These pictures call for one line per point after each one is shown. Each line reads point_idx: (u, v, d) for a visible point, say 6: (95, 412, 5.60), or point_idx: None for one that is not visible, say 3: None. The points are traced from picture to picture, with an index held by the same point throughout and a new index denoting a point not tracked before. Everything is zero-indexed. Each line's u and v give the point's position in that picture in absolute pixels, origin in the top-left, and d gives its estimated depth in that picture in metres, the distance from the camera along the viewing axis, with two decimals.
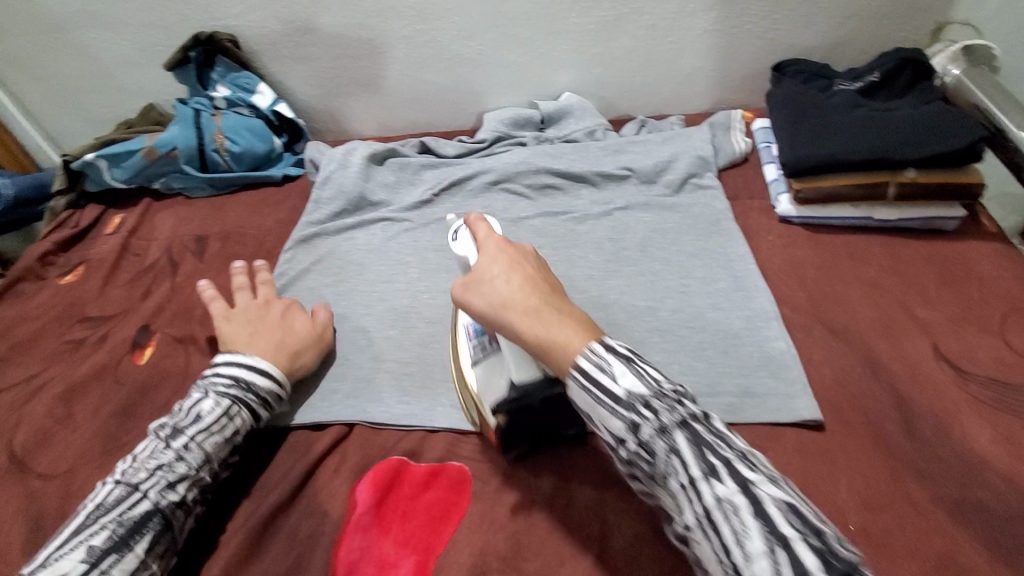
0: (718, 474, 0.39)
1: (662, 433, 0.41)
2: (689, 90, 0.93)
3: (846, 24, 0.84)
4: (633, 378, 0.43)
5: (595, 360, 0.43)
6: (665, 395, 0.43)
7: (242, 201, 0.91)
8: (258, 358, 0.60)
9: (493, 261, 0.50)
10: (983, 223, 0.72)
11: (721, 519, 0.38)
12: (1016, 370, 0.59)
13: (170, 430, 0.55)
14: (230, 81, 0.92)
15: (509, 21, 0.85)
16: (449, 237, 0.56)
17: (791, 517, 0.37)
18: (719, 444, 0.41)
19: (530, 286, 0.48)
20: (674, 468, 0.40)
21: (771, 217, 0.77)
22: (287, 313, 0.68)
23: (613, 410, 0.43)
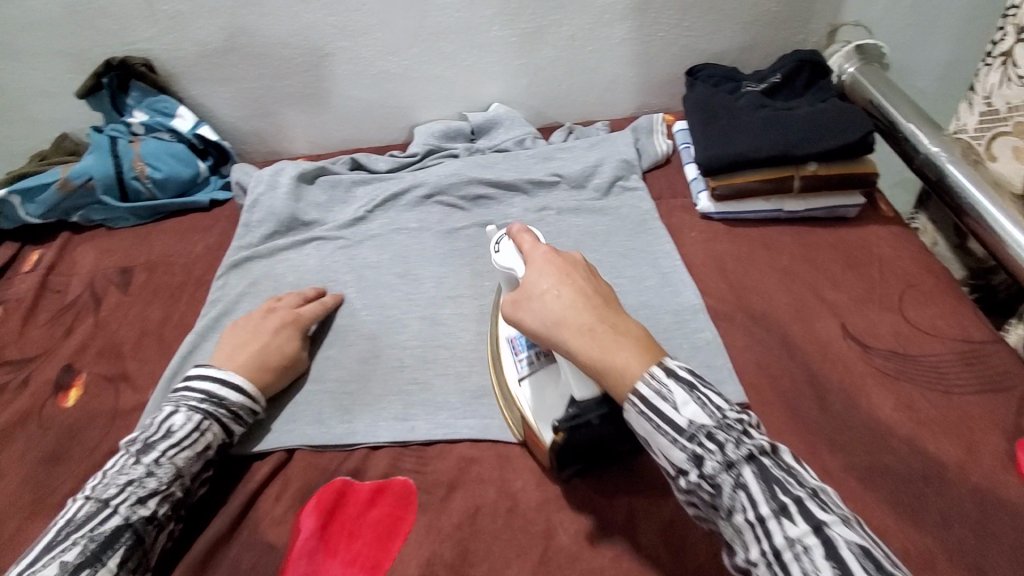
0: (787, 511, 0.40)
1: (729, 467, 0.43)
2: (613, 96, 0.97)
3: (750, 30, 0.90)
4: (695, 407, 0.45)
5: (654, 387, 0.45)
6: (731, 429, 0.44)
7: (168, 229, 0.88)
8: (232, 373, 0.60)
9: (542, 276, 0.52)
10: (881, 208, 0.78)
11: (791, 559, 0.39)
12: (914, 343, 0.65)
13: (140, 445, 0.54)
14: (146, 106, 0.88)
15: (433, 36, 0.86)
16: (492, 250, 0.57)
17: (864, 560, 0.38)
18: (789, 481, 0.42)
19: (582, 303, 0.50)
20: (740, 502, 0.42)
21: (693, 214, 0.81)
22: (278, 331, 0.66)
23: (674, 441, 0.44)
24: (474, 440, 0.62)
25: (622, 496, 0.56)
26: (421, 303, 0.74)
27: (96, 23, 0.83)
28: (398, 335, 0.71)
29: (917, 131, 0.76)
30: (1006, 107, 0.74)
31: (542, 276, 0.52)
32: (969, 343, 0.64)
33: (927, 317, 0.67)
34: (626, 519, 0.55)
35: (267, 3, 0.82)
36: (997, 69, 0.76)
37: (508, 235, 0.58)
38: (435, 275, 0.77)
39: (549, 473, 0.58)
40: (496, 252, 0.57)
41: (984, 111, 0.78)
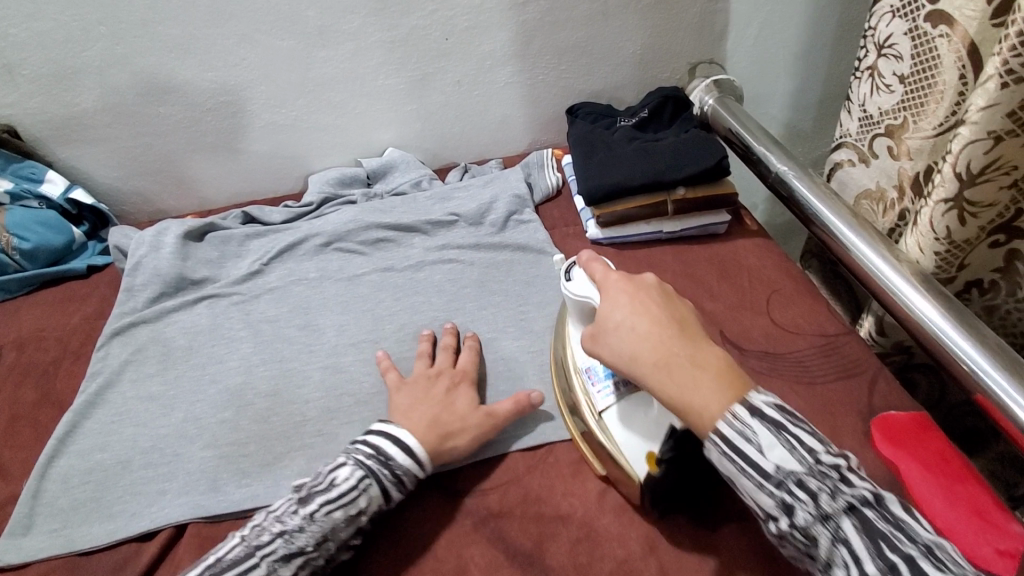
0: (896, 568, 0.38)
1: (826, 520, 0.41)
2: (504, 136, 1.02)
3: (620, 69, 0.98)
4: (782, 452, 0.42)
5: (736, 427, 0.43)
6: (819, 482, 0.41)
7: (40, 302, 0.82)
8: (404, 430, 0.58)
9: (616, 307, 0.51)
10: (746, 223, 0.87)
11: None
12: (782, 342, 0.72)
13: (303, 494, 0.54)
14: (11, 172, 0.83)
15: (319, 87, 0.88)
16: (563, 280, 0.60)
17: None
18: (893, 533, 0.39)
19: (657, 331, 0.48)
20: (840, 555, 0.40)
21: (585, 241, 0.86)
22: (452, 389, 0.64)
23: (761, 486, 0.42)
24: None
25: (530, 522, 0.57)
26: (322, 354, 0.73)
27: None
28: (298, 390, 0.69)
29: (767, 152, 0.86)
30: (879, 114, 0.73)
31: (623, 311, 0.50)
32: (825, 336, 0.72)
33: (790, 317, 0.74)
34: (535, 545, 0.56)
35: (139, 61, 0.80)
36: (865, 80, 0.74)
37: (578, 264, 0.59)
38: (336, 323, 0.76)
39: (458, 509, 0.59)
40: (567, 281, 0.59)
41: (861, 118, 0.76)
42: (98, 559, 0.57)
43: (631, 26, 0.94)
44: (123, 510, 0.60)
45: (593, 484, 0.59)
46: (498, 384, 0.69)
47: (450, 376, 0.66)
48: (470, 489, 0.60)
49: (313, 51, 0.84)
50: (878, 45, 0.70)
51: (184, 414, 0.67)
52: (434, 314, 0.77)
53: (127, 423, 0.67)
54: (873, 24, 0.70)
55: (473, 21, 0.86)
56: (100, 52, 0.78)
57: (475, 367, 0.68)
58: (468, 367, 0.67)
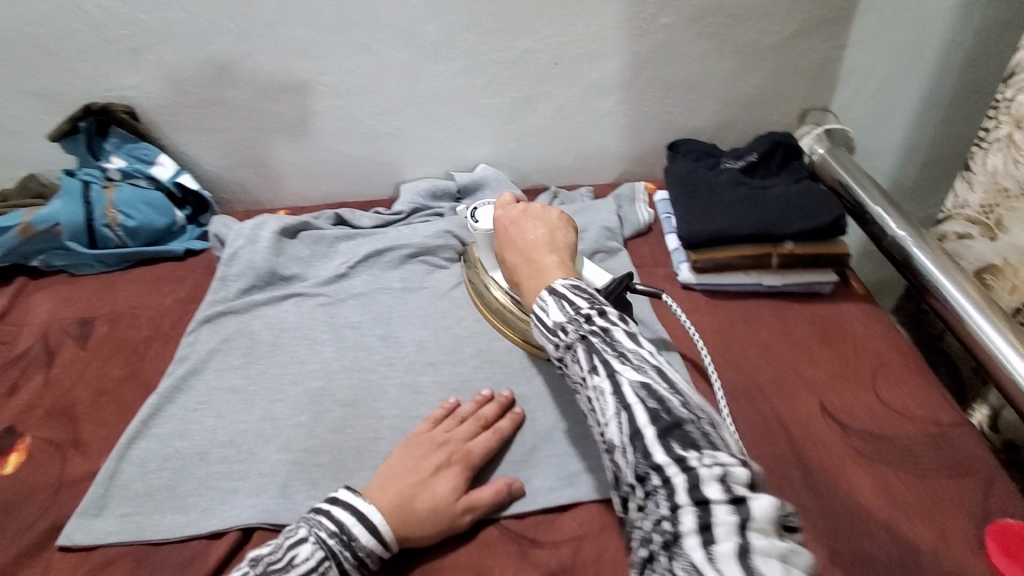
0: (599, 371, 0.48)
1: (569, 348, 0.50)
2: (597, 164, 0.99)
3: (726, 109, 0.95)
4: (557, 311, 0.52)
5: (541, 304, 0.53)
6: (574, 323, 0.50)
7: (135, 279, 0.84)
8: (376, 512, 0.53)
9: (502, 230, 0.66)
10: (852, 285, 0.82)
11: (598, 403, 0.47)
12: (890, 424, 0.66)
13: (260, 571, 0.50)
14: (126, 152, 0.86)
15: (425, 99, 0.88)
16: (471, 220, 0.74)
17: (643, 393, 0.45)
18: (609, 350, 0.48)
19: (527, 244, 0.62)
20: (576, 371, 0.50)
21: (674, 284, 0.82)
22: (445, 466, 0.57)
23: (544, 337, 0.53)
24: None
25: None
26: (400, 369, 0.72)
27: (74, 67, 0.81)
28: (375, 403, 0.68)
29: (884, 214, 0.80)
30: (1017, 189, 0.67)
31: (500, 230, 0.66)
32: (938, 425, 0.66)
33: (898, 397, 0.68)
34: None
35: (260, 59, 0.82)
36: (995, 152, 0.68)
37: (482, 208, 0.74)
38: (416, 339, 0.75)
39: (530, 559, 0.55)
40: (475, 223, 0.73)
41: (988, 191, 0.70)
42: (166, 552, 0.57)
43: (745, 67, 0.90)
44: (196, 504, 0.59)
45: None
46: (576, 426, 0.66)
47: (451, 451, 0.59)
48: (542, 540, 0.57)
49: (425, 65, 0.85)
50: (1015, 118, 0.65)
51: (263, 413, 0.67)
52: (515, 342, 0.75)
53: (208, 413, 0.67)
54: (1010, 95, 0.65)
55: (585, 48, 0.85)
56: (226, 48, 0.81)
57: (488, 449, 0.61)
58: (473, 447, 0.60)
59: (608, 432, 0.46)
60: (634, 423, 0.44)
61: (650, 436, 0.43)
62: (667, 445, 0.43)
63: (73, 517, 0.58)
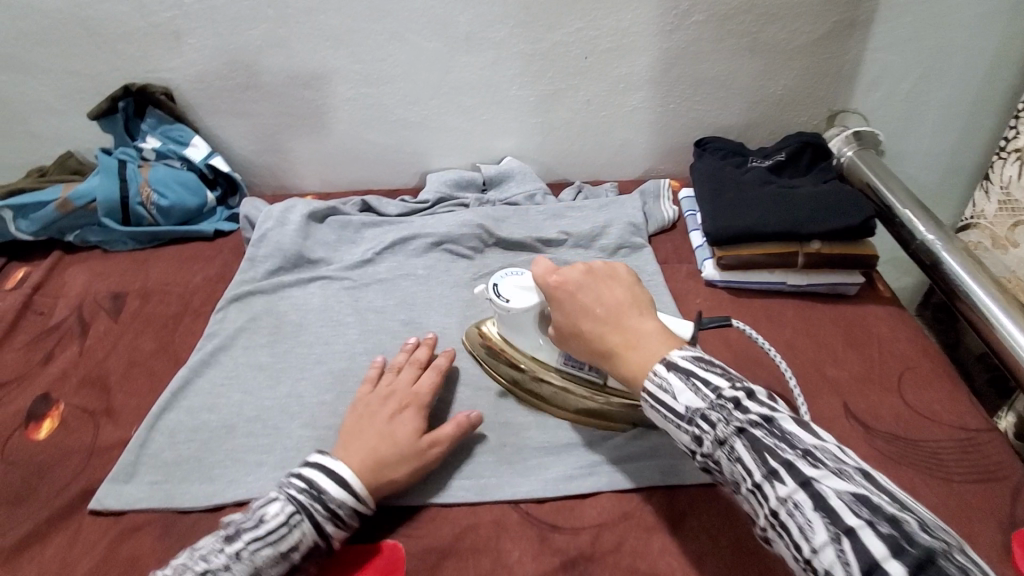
0: (779, 476, 0.40)
1: (720, 443, 0.43)
2: (622, 160, 0.99)
3: (755, 109, 0.94)
4: (690, 393, 0.45)
5: (656, 382, 0.47)
6: (726, 412, 0.43)
7: (166, 257, 0.86)
8: (340, 463, 0.55)
9: (569, 303, 0.54)
10: (879, 288, 0.81)
11: (787, 518, 0.38)
12: (915, 428, 0.65)
13: (231, 530, 0.51)
14: (161, 133, 0.88)
15: (454, 90, 0.89)
16: (499, 304, 0.63)
17: (858, 507, 0.36)
18: (782, 445, 0.40)
19: (611, 311, 0.52)
20: (739, 473, 0.42)
21: (698, 280, 0.81)
22: (397, 414, 0.59)
23: (679, 427, 0.45)
24: (471, 505, 0.58)
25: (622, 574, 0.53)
26: None
27: (115, 47, 0.83)
28: None
29: (913, 218, 0.79)
30: None
31: (566, 303, 0.55)
32: (965, 431, 0.65)
33: (924, 402, 0.68)
34: None
35: (295, 45, 0.83)
36: None
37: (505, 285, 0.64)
38: (439, 325, 0.76)
39: (549, 544, 0.55)
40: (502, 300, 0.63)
41: None
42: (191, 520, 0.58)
43: (776, 67, 0.90)
44: (222, 474, 0.60)
45: (695, 548, 0.55)
46: None
47: (398, 399, 0.61)
48: (562, 526, 0.57)
49: (456, 55, 0.85)
50: None
51: (288, 391, 0.68)
52: None
53: (235, 388, 0.68)
54: None
55: (616, 43, 0.86)
56: (263, 33, 0.82)
57: (433, 387, 0.63)
58: (420, 388, 0.63)
59: (819, 560, 0.36)
60: (864, 550, 0.35)
61: (893, 568, 0.33)
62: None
63: (103, 481, 0.60)
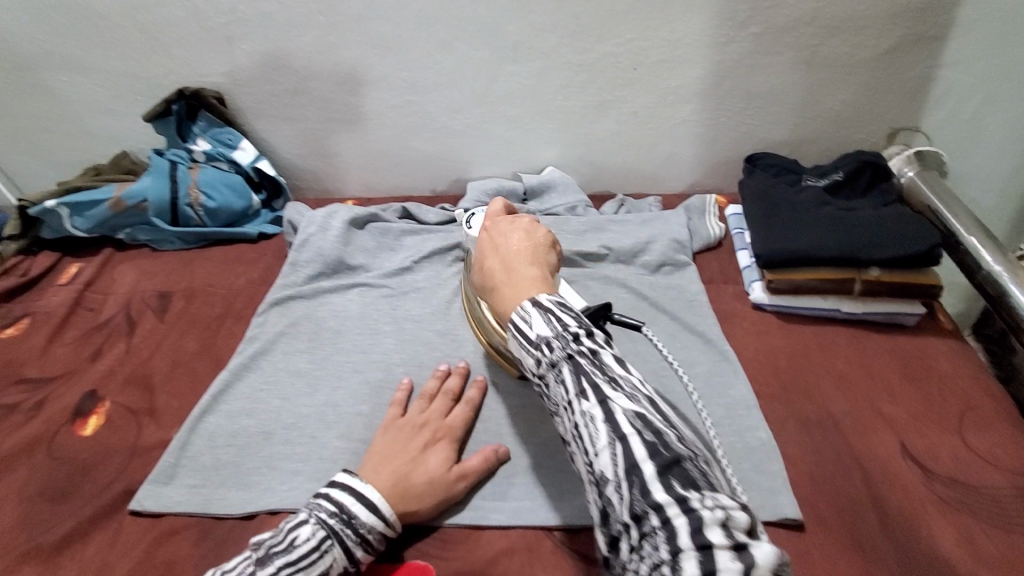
0: (586, 396, 0.42)
1: (552, 367, 0.44)
2: (667, 174, 0.97)
3: (810, 124, 0.90)
4: (542, 323, 0.45)
5: (521, 314, 0.47)
6: (561, 341, 0.44)
7: (211, 257, 0.87)
8: (371, 487, 0.54)
9: (487, 243, 0.57)
10: (940, 319, 0.77)
11: (584, 431, 0.41)
12: (977, 472, 0.60)
13: (262, 553, 0.50)
14: (211, 135, 0.90)
15: (498, 99, 0.88)
16: (468, 229, 0.73)
17: (638, 421, 0.40)
18: (598, 371, 0.43)
19: (517, 254, 0.54)
20: (562, 394, 0.43)
21: (744, 303, 0.78)
22: (430, 444, 0.59)
23: (525, 351, 0.46)
24: (504, 529, 0.57)
25: None
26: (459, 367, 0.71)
27: (171, 52, 0.85)
28: None
29: (980, 246, 0.74)
30: None
31: (483, 242, 0.58)
32: None
33: (987, 444, 0.63)
34: None
35: (344, 52, 0.84)
36: None
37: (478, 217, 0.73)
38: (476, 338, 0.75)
39: None
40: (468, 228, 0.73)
41: None
42: (226, 527, 0.58)
43: (835, 82, 0.86)
44: (258, 482, 0.61)
45: None
46: None
47: (432, 426, 0.61)
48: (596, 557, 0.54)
49: (502, 64, 0.84)
50: None
51: (324, 399, 0.68)
52: None
53: (274, 394, 0.69)
54: None
55: (667, 54, 0.83)
56: (312, 40, 0.83)
57: (465, 423, 0.63)
58: (453, 420, 0.62)
59: (598, 464, 0.40)
60: (630, 456, 0.39)
61: (647, 470, 0.37)
62: (666, 481, 0.37)
63: (144, 483, 0.60)
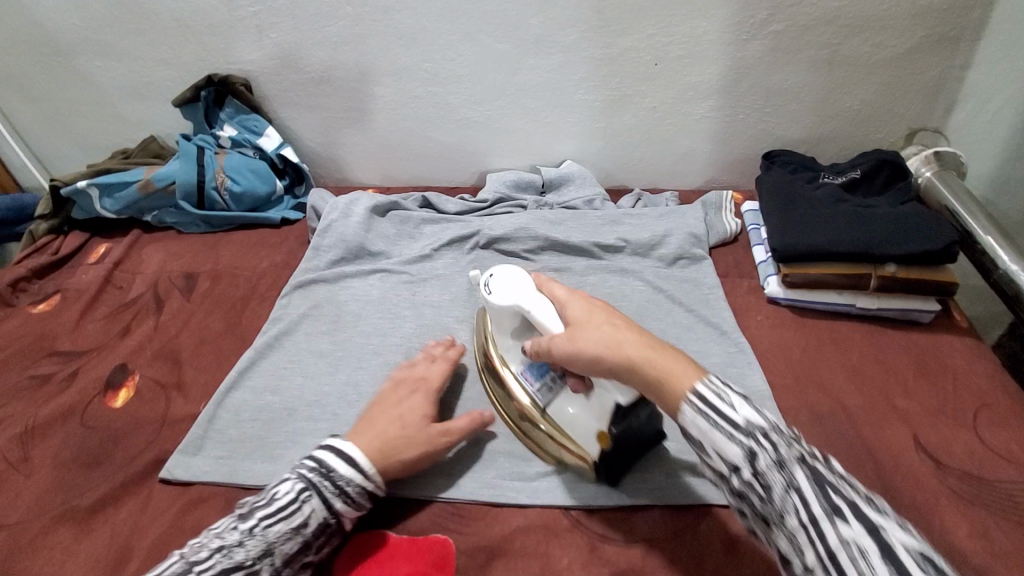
0: (842, 514, 0.38)
1: (780, 466, 0.40)
2: (684, 169, 0.98)
3: (828, 123, 0.91)
4: (750, 409, 0.42)
5: (710, 388, 0.43)
6: (772, 439, 0.41)
7: (236, 241, 0.89)
8: (349, 442, 0.56)
9: (583, 321, 0.52)
10: (955, 317, 0.77)
11: (847, 561, 0.36)
12: (992, 467, 0.61)
13: (244, 511, 0.51)
14: (238, 122, 0.92)
15: (520, 92, 0.89)
16: (484, 292, 0.61)
17: (926, 565, 0.35)
18: (844, 485, 0.39)
19: (627, 329, 0.50)
20: (791, 505, 0.39)
21: (759, 297, 0.79)
22: (407, 400, 0.61)
23: (729, 436, 0.41)
24: (520, 507, 0.58)
25: None
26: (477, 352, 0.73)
27: (201, 39, 0.87)
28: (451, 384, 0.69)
29: (997, 246, 0.74)
30: None
31: (574, 322, 0.53)
32: None
33: (1002, 440, 0.63)
34: None
35: (370, 43, 0.85)
36: None
37: (495, 276, 0.62)
38: None
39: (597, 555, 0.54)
40: (487, 292, 0.61)
41: None
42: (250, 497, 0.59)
43: (855, 80, 0.86)
44: (281, 456, 0.62)
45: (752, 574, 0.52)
46: None
47: (409, 386, 0.63)
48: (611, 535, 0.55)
49: (525, 57, 0.86)
50: None
51: (346, 379, 0.70)
52: None
53: (297, 372, 0.70)
54: None
55: (688, 50, 0.84)
56: (339, 30, 0.85)
57: (441, 378, 0.65)
58: (429, 377, 0.64)
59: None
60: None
61: None
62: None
63: (173, 453, 0.62)
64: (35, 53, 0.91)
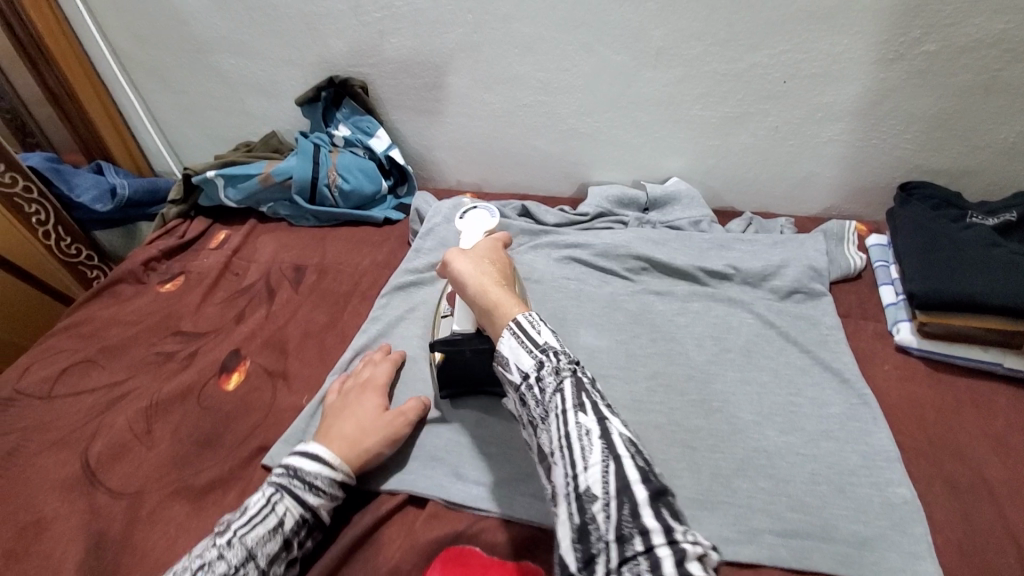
0: (585, 408, 0.45)
1: (555, 373, 0.48)
2: (802, 194, 0.91)
3: (979, 154, 0.81)
4: (552, 336, 0.50)
5: (528, 319, 0.51)
6: (559, 356, 0.48)
7: (342, 237, 0.92)
8: (312, 443, 0.58)
9: (470, 253, 0.60)
10: None
11: (575, 439, 0.43)
12: None
13: (222, 528, 0.52)
14: (352, 122, 0.95)
15: (632, 105, 0.86)
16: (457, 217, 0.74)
17: (630, 448, 0.43)
18: (597, 395, 0.47)
19: (495, 270, 0.59)
20: (555, 403, 0.46)
21: (887, 344, 0.72)
22: (358, 401, 0.63)
23: (529, 350, 0.49)
24: None
25: None
26: None
27: (326, 42, 0.91)
28: None
29: None
30: None
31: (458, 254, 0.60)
32: None
33: None
34: None
35: (486, 50, 0.85)
36: None
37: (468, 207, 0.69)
38: (588, 346, 0.74)
39: None
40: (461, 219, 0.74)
41: None
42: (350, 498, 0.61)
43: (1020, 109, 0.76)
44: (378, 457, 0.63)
45: None
46: (757, 479, 0.60)
47: (357, 388, 0.65)
48: None
49: (643, 70, 0.83)
50: None
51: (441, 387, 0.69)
52: (693, 369, 0.71)
53: None
54: None
55: (824, 68, 0.78)
56: (458, 37, 0.85)
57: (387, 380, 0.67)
58: (377, 379, 0.67)
59: (583, 479, 0.42)
60: (623, 476, 0.41)
61: (638, 490, 0.40)
62: (652, 504, 0.40)
63: (276, 444, 0.65)
64: (179, 50, 0.99)
